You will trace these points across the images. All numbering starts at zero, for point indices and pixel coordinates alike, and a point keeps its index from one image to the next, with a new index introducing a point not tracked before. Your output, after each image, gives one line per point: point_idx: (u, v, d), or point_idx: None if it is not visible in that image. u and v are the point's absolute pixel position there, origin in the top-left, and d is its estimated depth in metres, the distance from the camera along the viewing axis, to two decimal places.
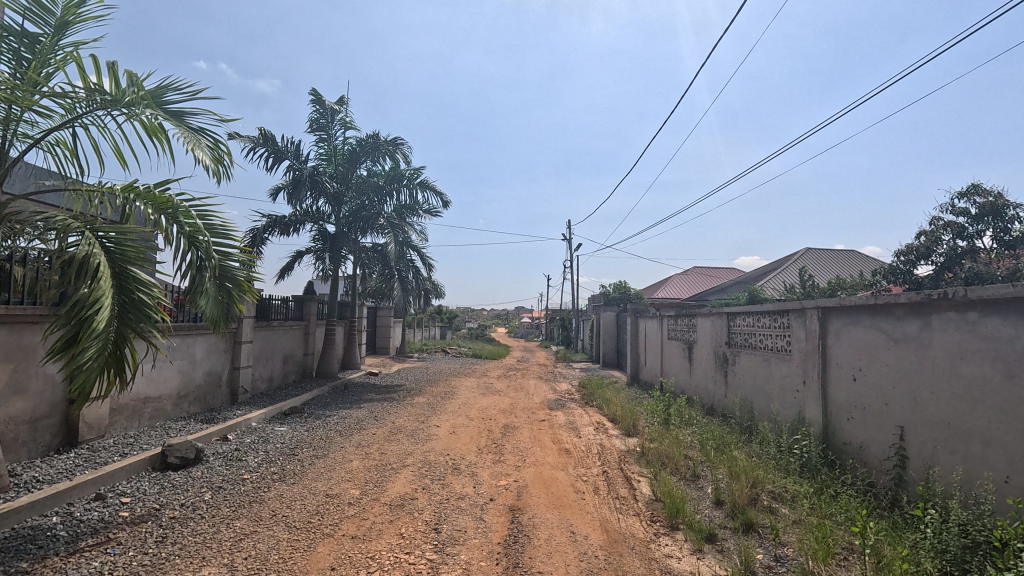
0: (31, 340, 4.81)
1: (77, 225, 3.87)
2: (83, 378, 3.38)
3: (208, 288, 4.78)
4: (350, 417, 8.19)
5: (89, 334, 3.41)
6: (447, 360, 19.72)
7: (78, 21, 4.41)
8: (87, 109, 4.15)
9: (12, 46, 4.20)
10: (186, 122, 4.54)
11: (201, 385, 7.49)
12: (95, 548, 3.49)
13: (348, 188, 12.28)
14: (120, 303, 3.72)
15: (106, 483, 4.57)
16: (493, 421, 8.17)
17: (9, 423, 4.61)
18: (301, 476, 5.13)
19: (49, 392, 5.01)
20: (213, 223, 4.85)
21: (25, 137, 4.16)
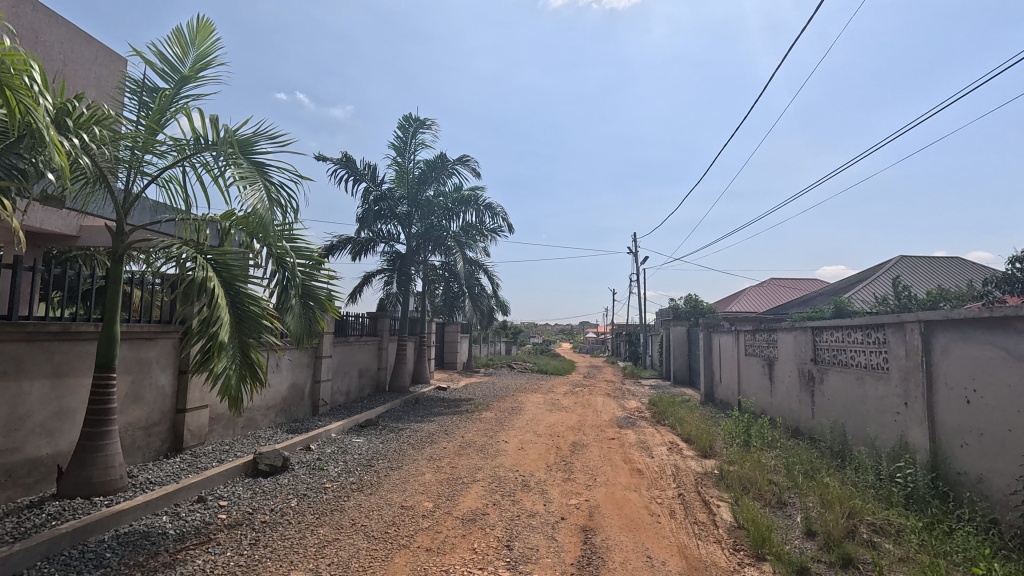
0: (147, 354, 5.38)
1: (188, 252, 4.26)
2: (226, 388, 4.00)
3: (293, 305, 5.19)
4: (421, 430, 8.41)
5: (220, 350, 3.96)
6: (514, 375, 19.83)
7: (198, 78, 5.02)
8: (194, 152, 4.63)
9: (144, 101, 4.85)
10: (265, 174, 4.92)
11: (286, 397, 8.00)
12: (199, 546, 3.80)
13: (419, 209, 12.71)
14: (237, 317, 4.26)
15: (206, 487, 4.99)
16: (562, 438, 8.08)
17: (127, 428, 5.16)
18: (378, 487, 5.33)
19: (161, 402, 5.55)
20: (299, 244, 5.26)
21: (145, 175, 4.70)
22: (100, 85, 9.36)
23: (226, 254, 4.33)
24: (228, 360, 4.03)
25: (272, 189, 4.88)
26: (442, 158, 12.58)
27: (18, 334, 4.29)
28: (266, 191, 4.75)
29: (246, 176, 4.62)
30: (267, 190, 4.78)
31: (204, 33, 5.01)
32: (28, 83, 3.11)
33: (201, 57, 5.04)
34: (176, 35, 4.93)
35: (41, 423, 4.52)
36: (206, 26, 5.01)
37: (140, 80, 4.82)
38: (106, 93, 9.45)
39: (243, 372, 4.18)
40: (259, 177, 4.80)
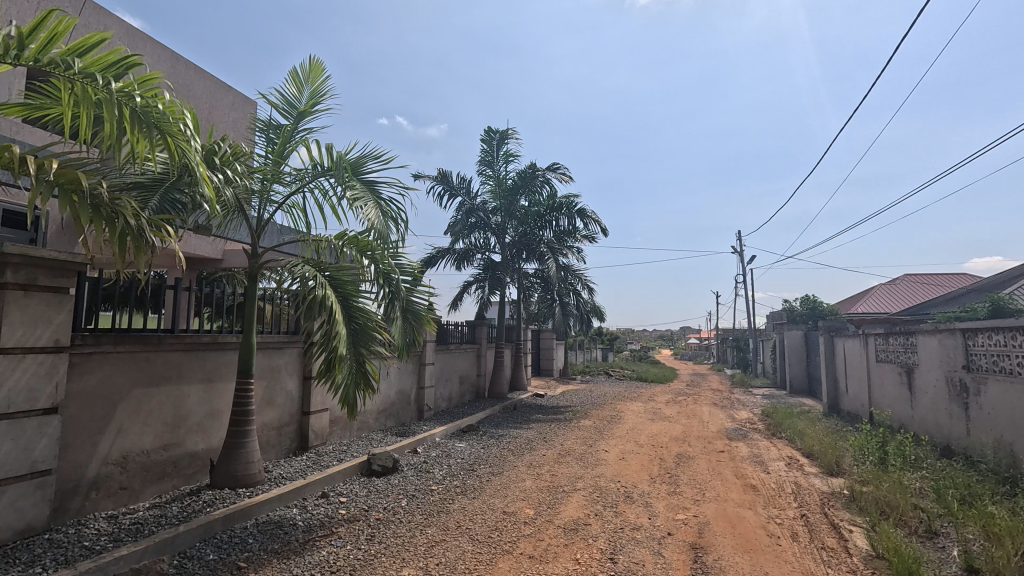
0: (277, 362, 6.03)
1: (308, 271, 4.72)
2: (345, 396, 4.54)
3: (397, 318, 5.50)
4: (521, 436, 8.51)
5: (338, 363, 4.43)
6: (612, 383, 19.39)
7: (312, 111, 5.56)
8: (313, 178, 5.15)
9: (270, 137, 5.48)
10: (376, 191, 5.34)
11: (395, 402, 8.53)
12: (323, 538, 4.16)
13: (512, 219, 12.95)
14: (352, 330, 4.75)
15: (328, 484, 5.45)
16: (665, 449, 7.74)
17: (263, 428, 5.81)
18: (480, 492, 5.47)
19: (290, 404, 6.19)
20: (402, 262, 5.59)
21: (273, 202, 5.30)
22: (236, 127, 10.75)
23: (343, 271, 4.84)
24: (345, 374, 4.51)
25: (383, 205, 5.31)
26: (533, 167, 12.73)
27: (179, 344, 5.03)
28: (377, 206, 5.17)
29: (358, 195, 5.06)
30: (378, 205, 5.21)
31: (315, 72, 5.54)
32: (184, 128, 3.61)
33: (314, 94, 5.58)
34: (293, 76, 5.52)
35: (197, 422, 5.25)
36: (317, 66, 5.54)
37: (266, 119, 5.46)
38: (241, 133, 10.85)
39: (359, 381, 4.64)
40: (371, 195, 5.24)
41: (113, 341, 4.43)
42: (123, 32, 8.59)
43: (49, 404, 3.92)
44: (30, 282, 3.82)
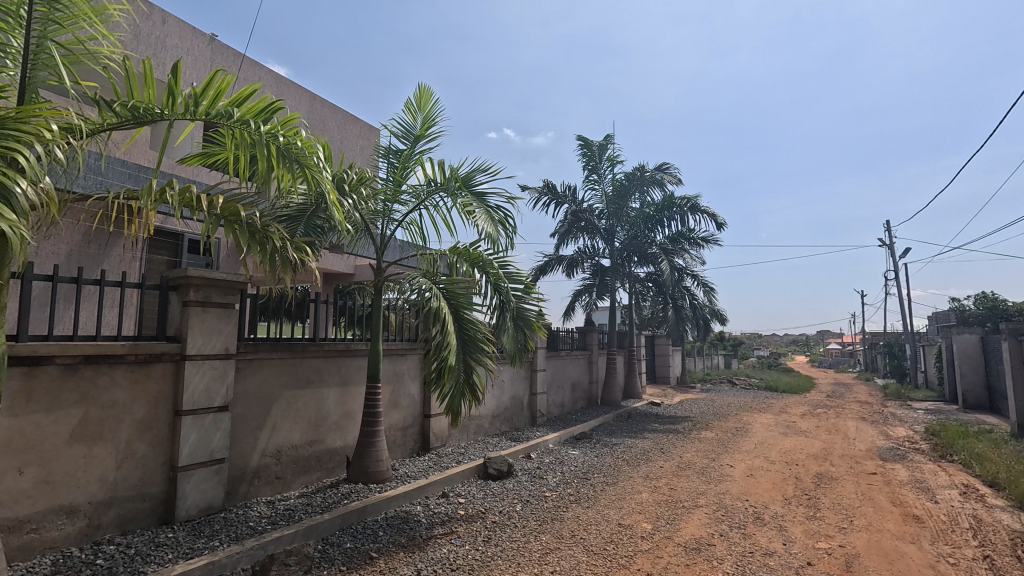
0: (400, 367, 6.51)
1: (424, 284, 5.27)
2: (451, 404, 4.94)
3: (508, 327, 5.68)
4: (636, 446, 8.22)
5: (448, 372, 4.91)
6: (738, 392, 17.95)
7: (426, 135, 5.96)
8: (427, 195, 5.52)
9: (391, 161, 5.98)
10: (485, 201, 5.58)
11: (509, 408, 8.74)
12: (444, 536, 4.38)
13: (621, 222, 12.64)
14: (462, 340, 5.24)
15: (448, 484, 5.74)
16: (802, 467, 6.96)
17: (391, 429, 6.30)
18: (595, 502, 5.37)
19: (412, 407, 6.64)
20: (511, 271, 5.77)
21: (394, 221, 5.77)
22: (362, 154, 11.88)
23: (456, 287, 5.35)
24: (453, 385, 4.94)
25: (492, 214, 5.56)
26: (640, 169, 12.34)
27: (320, 351, 5.67)
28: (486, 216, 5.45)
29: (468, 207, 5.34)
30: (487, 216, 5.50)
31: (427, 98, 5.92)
32: (318, 160, 4.06)
33: (427, 119, 5.97)
34: (409, 104, 5.96)
35: (335, 421, 5.84)
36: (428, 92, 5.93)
37: (387, 145, 5.97)
38: (366, 158, 11.98)
39: (465, 389, 5.08)
40: (480, 206, 5.50)
41: (268, 348, 5.12)
42: (272, 81, 9.98)
43: (221, 402, 4.63)
44: (207, 299, 4.55)
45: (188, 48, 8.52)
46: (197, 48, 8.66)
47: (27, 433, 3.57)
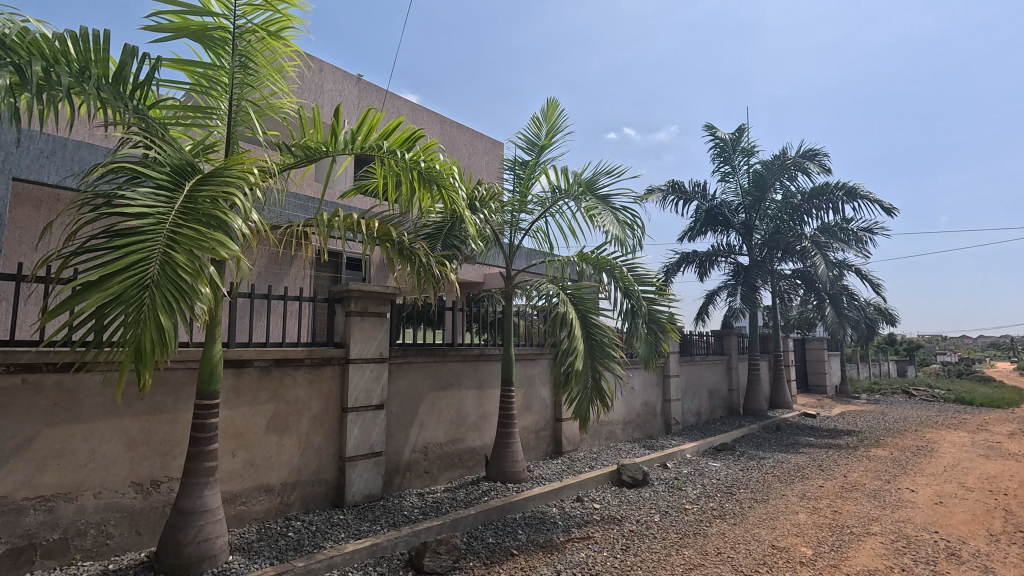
0: (532, 372, 6.70)
1: (552, 289, 5.38)
2: (580, 409, 4.97)
3: (642, 331, 5.55)
4: (787, 461, 7.45)
5: (575, 376, 4.96)
6: (916, 404, 15.32)
7: (550, 144, 6.12)
8: (552, 203, 5.67)
9: (517, 174, 6.24)
10: (611, 204, 5.57)
11: (641, 414, 8.50)
12: (581, 540, 4.41)
13: (760, 215, 11.63)
14: (590, 345, 5.26)
15: (582, 488, 5.77)
16: (1014, 498, 5.72)
17: (524, 431, 6.52)
18: (742, 519, 4.98)
19: (544, 411, 6.80)
20: (640, 273, 5.66)
21: (521, 230, 5.99)
22: (488, 168, 12.50)
23: (582, 293, 5.41)
24: (581, 387, 4.99)
25: (618, 216, 5.54)
26: (782, 156, 11.23)
27: (458, 356, 6.08)
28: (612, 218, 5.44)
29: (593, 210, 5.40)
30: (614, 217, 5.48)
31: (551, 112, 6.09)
32: (453, 180, 4.37)
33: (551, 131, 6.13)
34: (533, 116, 6.18)
35: (473, 422, 6.21)
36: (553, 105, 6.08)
37: (512, 158, 6.24)
38: (493, 171, 12.59)
39: (593, 395, 5.08)
40: (606, 208, 5.51)
41: (414, 353, 5.62)
42: (409, 109, 10.99)
43: (378, 401, 5.19)
44: (364, 309, 5.15)
45: (341, 90, 9.75)
46: (347, 89, 9.87)
47: (236, 422, 4.35)
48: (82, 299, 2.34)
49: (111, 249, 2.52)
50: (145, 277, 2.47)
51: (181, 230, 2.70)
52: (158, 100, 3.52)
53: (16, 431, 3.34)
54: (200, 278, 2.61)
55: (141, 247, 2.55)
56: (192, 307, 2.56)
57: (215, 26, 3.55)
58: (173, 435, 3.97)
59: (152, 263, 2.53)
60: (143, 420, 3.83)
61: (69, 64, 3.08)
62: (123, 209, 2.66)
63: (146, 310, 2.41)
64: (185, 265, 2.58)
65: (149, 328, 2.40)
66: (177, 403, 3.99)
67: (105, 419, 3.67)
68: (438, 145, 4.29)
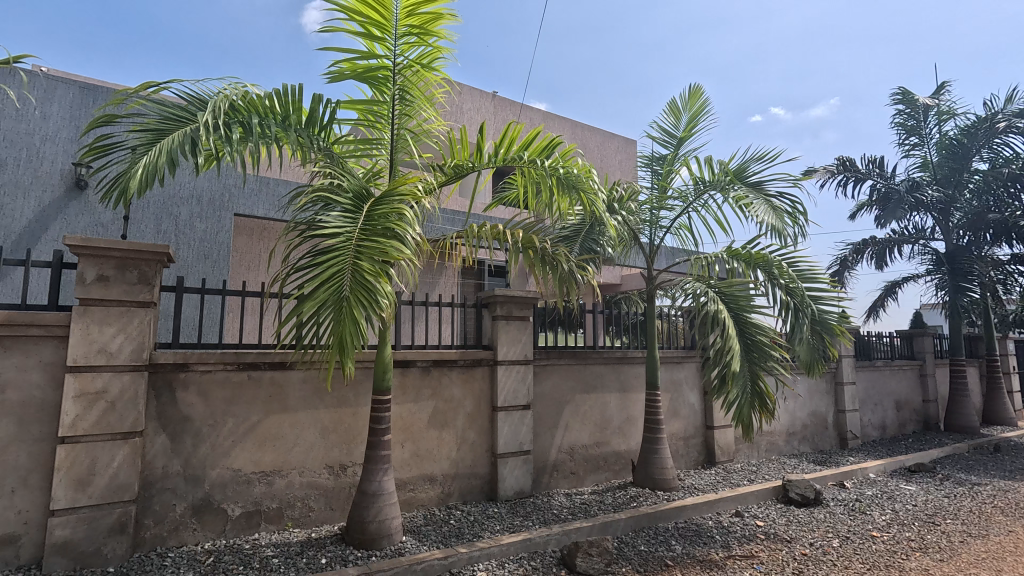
0: (678, 376, 6.40)
1: (700, 289, 5.09)
2: (739, 415, 4.63)
3: (805, 335, 5.07)
4: (1014, 491, 6.05)
5: (732, 379, 4.63)
6: None
7: (690, 135, 5.89)
8: (695, 196, 5.49)
9: (655, 169, 6.08)
10: (764, 191, 5.25)
11: (808, 425, 7.59)
12: (745, 558, 4.08)
13: (962, 192, 9.71)
14: (746, 346, 4.87)
15: (742, 503, 5.34)
16: None
17: (673, 437, 6.24)
18: (952, 555, 4.17)
19: (694, 418, 6.45)
20: (802, 270, 5.32)
21: (662, 228, 5.79)
22: (622, 167, 12.27)
23: (736, 291, 5.03)
24: (739, 390, 4.66)
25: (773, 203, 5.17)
26: (992, 117, 9.27)
27: (600, 358, 6.05)
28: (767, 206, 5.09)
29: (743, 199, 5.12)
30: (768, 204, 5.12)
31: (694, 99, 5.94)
32: (592, 184, 4.40)
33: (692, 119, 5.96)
34: (671, 107, 6.04)
35: (619, 425, 6.12)
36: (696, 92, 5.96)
37: (649, 154, 6.10)
38: (627, 171, 12.34)
39: (754, 400, 4.69)
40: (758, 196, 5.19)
41: (557, 355, 5.74)
42: (542, 119, 11.30)
43: (525, 402, 5.39)
44: (509, 313, 5.40)
45: (479, 108, 10.39)
46: (485, 107, 10.48)
47: (403, 416, 4.86)
48: (301, 307, 2.88)
49: (315, 265, 3.04)
50: (341, 286, 2.95)
51: (364, 243, 3.14)
52: (338, 137, 4.11)
53: (246, 417, 4.14)
54: (381, 278, 3.02)
55: (336, 261, 3.03)
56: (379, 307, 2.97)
57: (379, 66, 4.02)
58: (355, 425, 4.57)
59: (345, 272, 3.00)
60: (332, 411, 4.48)
61: (278, 115, 3.78)
62: (321, 231, 3.18)
63: (345, 311, 2.88)
64: (369, 271, 3.00)
65: (347, 326, 2.86)
66: (357, 398, 4.59)
67: (305, 410, 4.37)
68: (576, 149, 4.30)
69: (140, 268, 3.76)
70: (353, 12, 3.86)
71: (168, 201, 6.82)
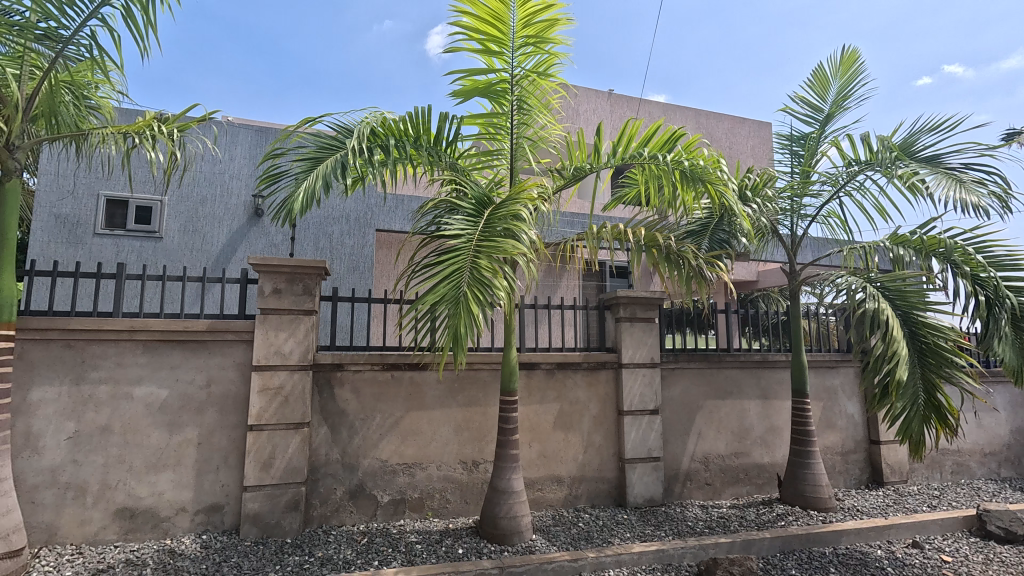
0: (832, 382, 5.68)
1: (857, 283, 4.46)
2: (907, 429, 3.97)
3: (1005, 334, 4.27)
4: None
5: (897, 388, 3.99)
6: None
7: (840, 111, 5.39)
8: (848, 179, 4.95)
9: (794, 151, 5.50)
10: (943, 163, 4.67)
11: (1013, 445, 6.25)
12: None
13: None
14: (917, 351, 4.17)
15: (921, 532, 4.56)
16: None
17: (827, 451, 5.56)
18: None
19: (853, 430, 5.67)
20: (999, 256, 4.42)
21: (806, 217, 5.21)
22: (756, 153, 11.27)
23: (904, 289, 4.34)
24: (907, 401, 4.00)
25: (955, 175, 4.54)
26: None
27: (736, 361, 5.60)
28: (946, 179, 4.48)
29: (913, 175, 4.57)
30: (948, 177, 4.49)
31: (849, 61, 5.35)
32: (721, 174, 4.08)
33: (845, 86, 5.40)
34: (817, 76, 5.53)
35: (760, 435, 5.61)
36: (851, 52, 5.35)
37: (788, 134, 5.55)
38: (761, 157, 11.30)
39: (928, 414, 3.98)
40: (934, 169, 4.60)
41: (687, 358, 5.44)
42: (663, 111, 10.84)
43: (653, 406, 5.19)
44: (633, 315, 5.25)
45: (596, 108, 10.31)
46: (602, 106, 10.36)
47: (529, 417, 4.97)
48: (421, 299, 3.11)
49: (437, 263, 3.29)
50: (460, 281, 3.16)
51: (482, 243, 3.34)
52: (461, 152, 4.35)
53: (391, 413, 4.57)
54: (496, 273, 3.19)
55: (456, 259, 3.26)
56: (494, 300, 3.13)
57: (497, 80, 4.19)
58: (485, 424, 4.79)
59: (464, 268, 3.21)
60: (464, 410, 4.75)
61: (411, 137, 4.15)
62: (444, 233, 3.45)
63: (462, 303, 3.05)
64: (486, 267, 3.20)
65: (464, 317, 3.02)
66: (486, 398, 4.81)
67: (441, 408, 4.69)
68: (700, 140, 4.09)
69: (304, 281, 4.36)
70: (472, 32, 4.08)
71: (323, 222, 7.80)
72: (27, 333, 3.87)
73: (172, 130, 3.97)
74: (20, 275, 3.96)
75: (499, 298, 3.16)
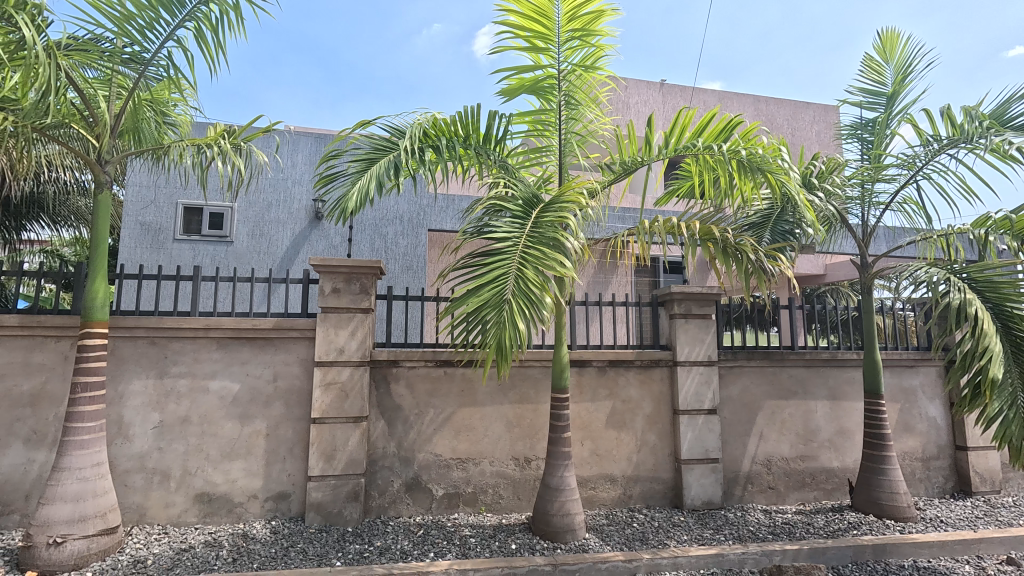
0: (910, 383, 5.27)
1: (940, 274, 4.06)
2: (1004, 433, 3.65)
3: None
4: None
5: (990, 387, 3.65)
6: None
7: (906, 85, 5.00)
8: (927, 160, 4.57)
9: (861, 136, 5.16)
10: None
11: None
12: None
13: None
14: (1011, 346, 3.83)
15: (1016, 548, 4.15)
16: None
17: (906, 457, 5.16)
18: None
19: (936, 434, 5.24)
20: None
21: (880, 204, 4.86)
22: (821, 139, 10.61)
23: (996, 282, 3.92)
24: (1004, 401, 3.68)
25: None
26: None
27: (801, 360, 5.30)
28: None
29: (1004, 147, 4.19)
30: None
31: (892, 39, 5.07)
32: (782, 162, 3.88)
33: (901, 63, 5.06)
34: (870, 64, 5.21)
35: (829, 438, 5.29)
36: (889, 32, 5.10)
37: (854, 119, 5.20)
38: (827, 143, 10.64)
39: None
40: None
41: (746, 356, 5.21)
42: (719, 99, 10.42)
43: (710, 406, 5.02)
44: (688, 311, 5.09)
45: (647, 99, 10.06)
46: (653, 97, 10.10)
47: (581, 415, 4.93)
48: (464, 302, 3.13)
49: (481, 266, 3.29)
50: (504, 288, 3.16)
51: (529, 251, 3.32)
52: (511, 150, 4.40)
53: (444, 409, 4.66)
54: (544, 290, 3.16)
55: (501, 266, 3.25)
56: (538, 314, 3.12)
57: (544, 77, 4.18)
58: (537, 421, 4.80)
59: (510, 277, 3.21)
60: (515, 406, 4.77)
61: (460, 136, 4.21)
62: (491, 235, 3.45)
63: (506, 314, 3.07)
64: (533, 281, 3.17)
65: (507, 328, 3.04)
66: (537, 395, 4.81)
67: (492, 404, 4.74)
68: (760, 127, 3.87)
69: (361, 280, 4.53)
70: (519, 29, 4.08)
71: (378, 223, 8.06)
72: (118, 331, 4.24)
73: (238, 142, 4.22)
74: (112, 278, 4.34)
75: (547, 318, 3.14)
